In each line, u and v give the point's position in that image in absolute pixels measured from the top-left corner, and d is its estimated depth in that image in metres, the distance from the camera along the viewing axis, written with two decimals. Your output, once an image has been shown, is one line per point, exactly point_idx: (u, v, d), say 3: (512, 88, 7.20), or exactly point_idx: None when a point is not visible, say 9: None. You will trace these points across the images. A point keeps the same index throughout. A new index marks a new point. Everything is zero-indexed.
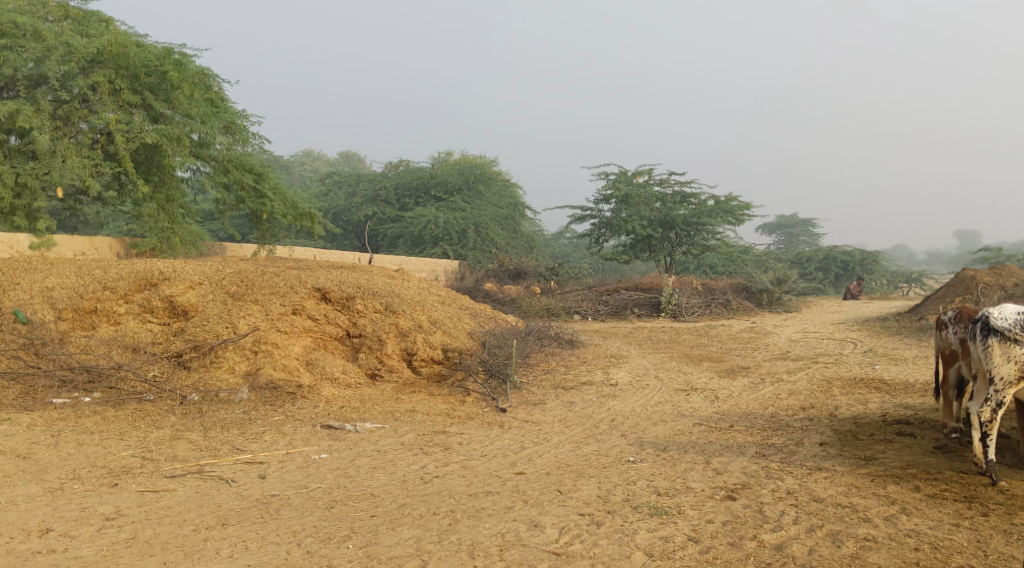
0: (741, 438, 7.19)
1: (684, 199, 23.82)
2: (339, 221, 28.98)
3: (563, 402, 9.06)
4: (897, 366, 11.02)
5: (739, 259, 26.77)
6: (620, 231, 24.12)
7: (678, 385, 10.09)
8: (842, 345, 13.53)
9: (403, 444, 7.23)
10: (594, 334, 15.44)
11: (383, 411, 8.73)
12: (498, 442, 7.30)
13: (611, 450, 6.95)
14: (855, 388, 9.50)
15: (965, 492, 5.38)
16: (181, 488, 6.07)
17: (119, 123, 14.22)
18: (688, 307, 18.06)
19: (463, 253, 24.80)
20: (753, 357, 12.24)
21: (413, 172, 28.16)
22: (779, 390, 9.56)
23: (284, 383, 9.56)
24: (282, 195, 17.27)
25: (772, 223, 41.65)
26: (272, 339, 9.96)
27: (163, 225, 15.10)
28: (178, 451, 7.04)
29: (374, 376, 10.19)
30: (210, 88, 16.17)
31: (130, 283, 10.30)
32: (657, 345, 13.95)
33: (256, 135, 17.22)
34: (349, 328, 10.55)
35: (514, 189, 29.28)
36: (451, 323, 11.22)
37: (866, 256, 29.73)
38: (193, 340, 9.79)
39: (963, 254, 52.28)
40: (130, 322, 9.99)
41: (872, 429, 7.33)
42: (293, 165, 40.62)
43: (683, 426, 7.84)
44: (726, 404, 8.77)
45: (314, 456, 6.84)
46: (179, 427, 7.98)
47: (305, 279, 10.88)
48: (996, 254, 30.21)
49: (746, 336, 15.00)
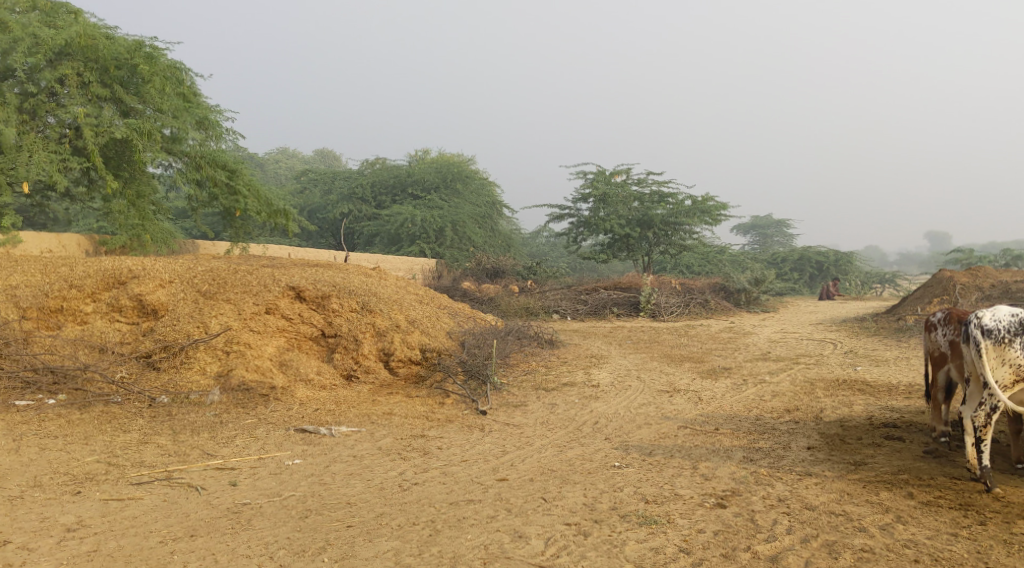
0: (727, 442, 7.03)
1: (662, 198, 23.75)
2: (315, 218, 28.66)
3: (545, 404, 8.87)
4: (879, 367, 10.93)
5: (716, 259, 26.77)
6: (598, 231, 24.00)
7: (660, 386, 9.91)
8: (822, 346, 13.46)
9: (380, 448, 7.00)
10: (573, 333, 15.26)
11: (359, 413, 8.48)
12: (479, 446, 7.09)
13: (595, 454, 6.76)
14: (839, 390, 9.38)
15: (960, 499, 5.26)
16: (147, 496, 5.80)
17: (89, 117, 13.84)
18: (667, 307, 17.96)
19: (440, 251, 24.55)
20: (734, 358, 12.13)
21: (390, 170, 27.87)
22: (762, 391, 9.42)
23: (257, 384, 9.27)
24: (257, 191, 16.88)
25: (747, 223, 41.79)
26: (245, 339, 9.68)
27: (133, 222, 14.74)
28: (144, 456, 6.75)
29: (350, 377, 9.95)
30: (183, 83, 15.79)
31: (98, 281, 9.97)
32: (637, 345, 13.81)
33: (230, 131, 16.86)
34: (324, 328, 10.29)
35: (492, 187, 29.07)
36: (429, 323, 10.98)
37: (841, 256, 29.88)
38: (163, 340, 9.50)
39: (934, 255, 52.84)
40: (97, 322, 9.69)
41: (860, 432, 7.21)
42: (268, 163, 40.17)
43: (668, 429, 7.67)
44: (710, 406, 8.62)
45: (287, 462, 6.60)
46: (147, 430, 7.69)
47: (279, 277, 10.59)
48: (969, 255, 30.47)
49: (726, 336, 14.90)
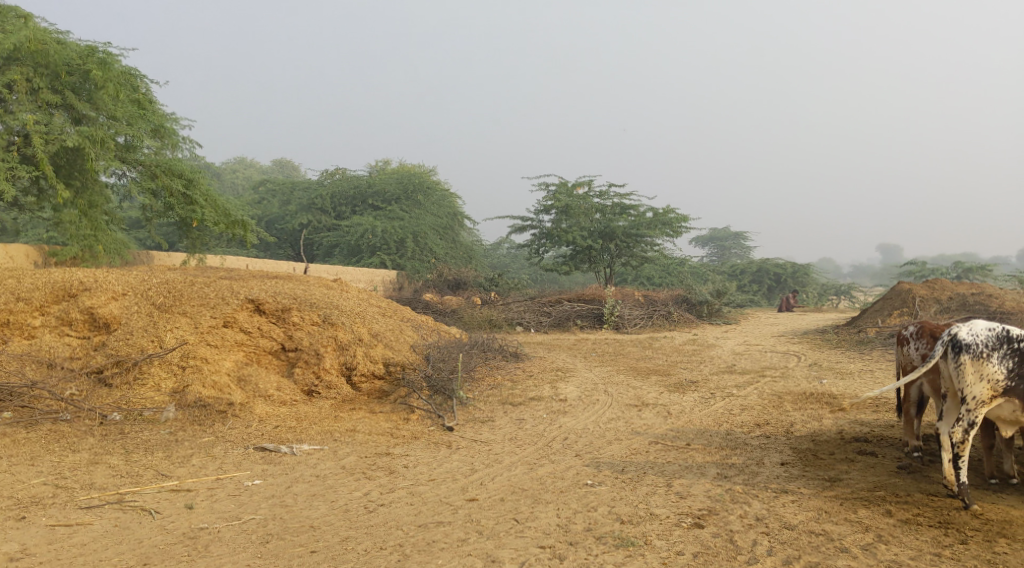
0: (700, 459, 6.97)
1: (623, 210, 23.80)
2: (272, 229, 28.16)
3: (513, 419, 8.70)
4: (844, 380, 10.94)
5: (677, 271, 26.86)
6: (560, 242, 23.90)
7: (628, 400, 9.80)
8: (786, 358, 13.47)
9: (344, 467, 6.75)
10: (537, 346, 15.10)
11: (321, 430, 8.21)
12: (447, 464, 6.89)
13: (567, 472, 6.63)
14: (807, 403, 9.36)
15: (939, 517, 5.44)
16: (97, 522, 5.48)
17: (38, 124, 13.38)
18: (630, 319, 17.91)
19: (401, 262, 24.26)
20: (700, 370, 12.06)
21: (349, 181, 27.50)
22: (730, 405, 9.37)
23: (214, 401, 8.97)
24: (214, 201, 16.40)
25: (705, 235, 42.11)
26: (201, 353, 9.36)
27: (85, 232, 14.31)
28: (94, 478, 6.42)
29: (311, 393, 9.68)
30: (137, 90, 15.38)
31: (47, 294, 9.59)
32: (602, 357, 13.70)
33: (187, 140, 16.47)
34: (284, 342, 9.98)
35: (453, 198, 28.86)
36: (392, 336, 10.76)
37: (797, 268, 30.23)
38: (115, 355, 9.14)
39: (887, 267, 53.83)
40: (45, 336, 9.30)
41: (831, 447, 7.22)
42: (225, 173, 39.42)
43: (639, 444, 7.56)
44: (680, 421, 8.53)
45: (247, 483, 6.31)
46: (98, 450, 7.35)
47: (237, 289, 10.26)
48: (922, 268, 30.97)
49: (689, 348, 14.86)
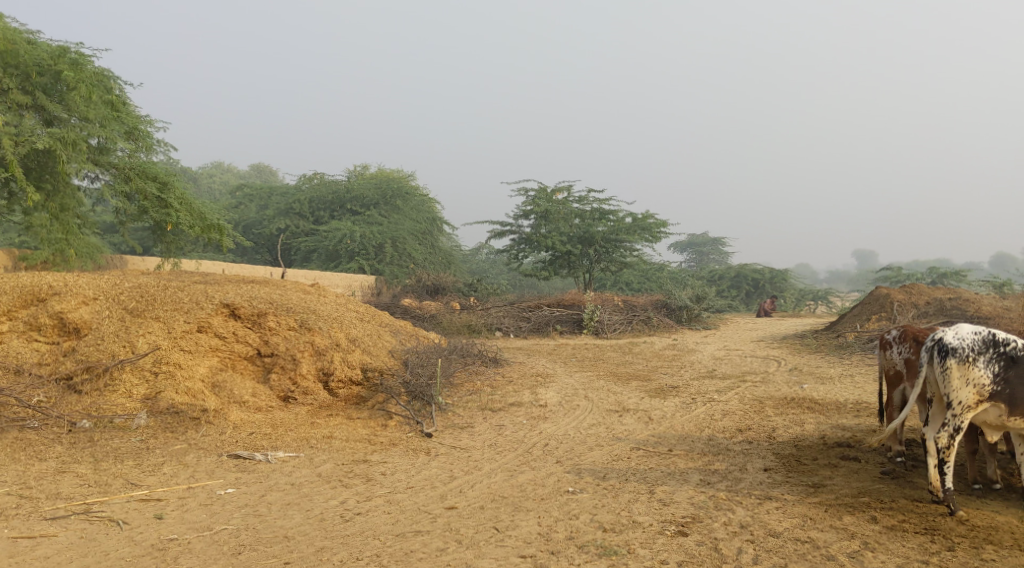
0: (682, 465, 6.89)
1: (602, 216, 23.80)
2: (249, 234, 27.87)
3: (492, 425, 8.58)
4: (824, 385, 10.92)
5: (656, 277, 26.87)
6: (539, 248, 23.83)
7: (609, 405, 9.71)
8: (766, 363, 13.44)
9: (320, 475, 6.60)
10: (517, 351, 14.99)
11: (297, 437, 8.04)
12: (425, 472, 6.75)
13: (548, 479, 6.52)
14: (788, 408, 9.31)
15: (925, 524, 5.44)
16: (62, 533, 5.29)
17: (8, 126, 13.10)
18: (610, 324, 17.83)
19: (379, 267, 24.08)
20: (680, 376, 11.99)
21: (327, 186, 27.26)
22: (712, 410, 9.30)
23: (187, 408, 8.78)
24: (189, 205, 16.10)
25: (684, 241, 42.24)
26: (175, 359, 9.16)
27: (57, 236, 14.05)
28: (60, 488, 6.22)
29: (287, 399, 9.51)
30: (111, 91, 15.12)
31: (15, 299, 9.35)
32: (582, 363, 13.61)
33: (162, 143, 16.23)
34: (260, 347, 9.81)
35: (431, 204, 28.73)
36: (370, 341, 10.60)
37: (775, 274, 30.34)
38: (85, 360, 8.93)
39: (863, 272, 54.34)
40: (13, 341, 9.07)
41: (814, 452, 7.18)
42: (202, 178, 39.01)
43: (621, 450, 7.47)
44: (661, 426, 8.45)
45: (219, 492, 6.14)
46: (66, 458, 7.14)
47: (212, 293, 10.06)
48: (898, 273, 31.21)
49: (669, 353, 14.81)
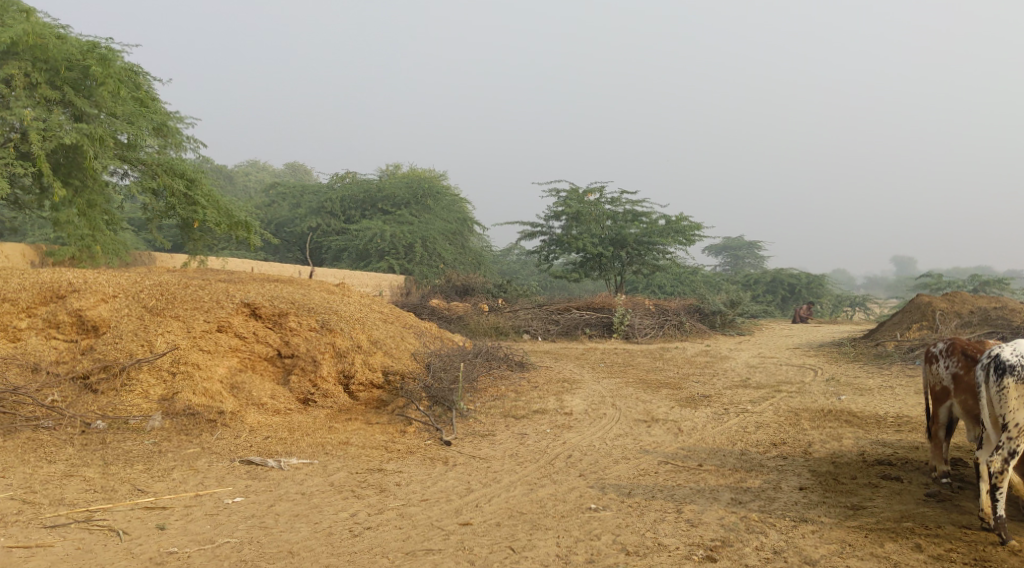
0: (712, 481, 6.53)
1: (635, 217, 23.38)
2: (281, 232, 27.81)
3: (514, 434, 8.28)
4: (864, 397, 10.43)
5: (689, 280, 26.37)
6: (570, 249, 23.46)
7: (636, 415, 9.35)
8: (802, 372, 12.98)
9: (332, 484, 6.34)
10: (544, 355, 14.65)
11: (313, 442, 7.78)
12: (442, 483, 6.46)
13: (569, 494, 6.20)
14: (825, 422, 8.87)
15: (973, 553, 5.09)
16: (59, 543, 5.12)
17: (35, 121, 13.09)
18: (640, 329, 17.46)
19: (409, 267, 23.91)
20: (712, 383, 11.58)
21: (359, 185, 27.13)
22: (745, 422, 8.89)
23: (204, 409, 8.59)
24: (216, 202, 16.02)
25: (718, 244, 41.58)
26: (193, 359, 8.97)
27: (83, 231, 13.96)
28: (64, 493, 6.02)
29: (307, 401, 9.28)
30: (140, 87, 15.09)
31: (34, 296, 9.22)
32: (611, 368, 13.24)
33: (192, 140, 16.16)
34: (281, 348, 9.59)
35: (462, 203, 28.49)
36: (393, 343, 10.35)
37: (812, 279, 29.70)
38: (103, 359, 8.76)
39: (901, 278, 53.19)
40: (31, 339, 8.93)
41: (853, 470, 6.77)
42: (236, 175, 39.14)
43: (648, 464, 7.13)
44: (691, 439, 8.08)
45: (226, 500, 5.90)
46: (75, 461, 6.96)
47: (233, 293, 9.86)
48: (938, 280, 30.36)
49: (702, 360, 14.39)
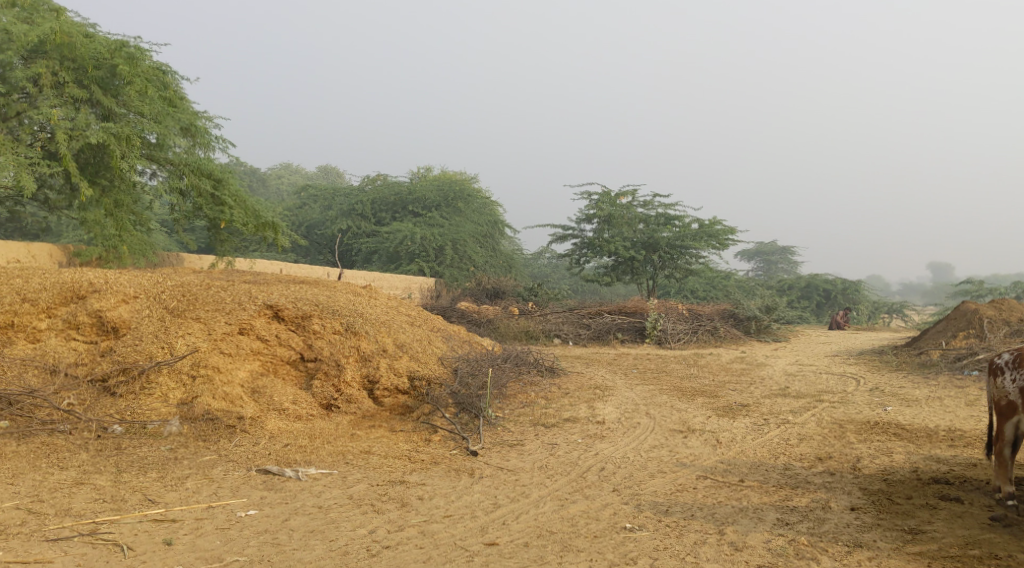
0: (756, 499, 6.11)
1: (668, 221, 22.88)
2: (312, 234, 27.72)
3: (544, 444, 7.90)
4: (912, 408, 9.88)
5: (722, 285, 25.81)
6: (602, 253, 23.00)
7: (672, 425, 8.92)
8: (844, 381, 12.43)
9: (351, 497, 6.01)
10: (575, 360, 14.26)
11: (333, 451, 7.47)
12: (467, 497, 6.10)
13: (602, 512, 5.84)
14: (873, 435, 8.37)
15: None
16: (60, 560, 4.91)
17: (63, 120, 13.01)
18: (674, 334, 16.96)
19: (439, 271, 23.67)
20: (750, 392, 11.10)
21: (390, 187, 26.92)
22: (787, 434, 8.43)
23: (223, 415, 8.34)
24: (243, 202, 15.86)
25: (751, 249, 40.88)
26: (214, 362, 8.71)
27: (110, 232, 13.79)
28: (73, 502, 5.76)
29: (330, 407, 8.99)
30: (168, 86, 14.95)
31: (55, 295, 8.97)
32: (644, 375, 12.80)
33: (220, 140, 15.99)
34: (304, 351, 9.30)
35: (493, 206, 28.21)
36: (419, 348, 10.05)
37: (848, 285, 28.98)
38: (121, 362, 8.52)
39: (939, 286, 51.97)
40: (50, 340, 8.70)
41: (909, 489, 6.29)
42: (269, 178, 39.18)
43: (686, 479, 6.71)
44: (731, 452, 7.63)
45: (240, 513, 5.61)
46: (88, 468, 6.71)
47: (255, 294, 9.60)
48: (980, 287, 29.45)
49: (738, 367, 13.90)
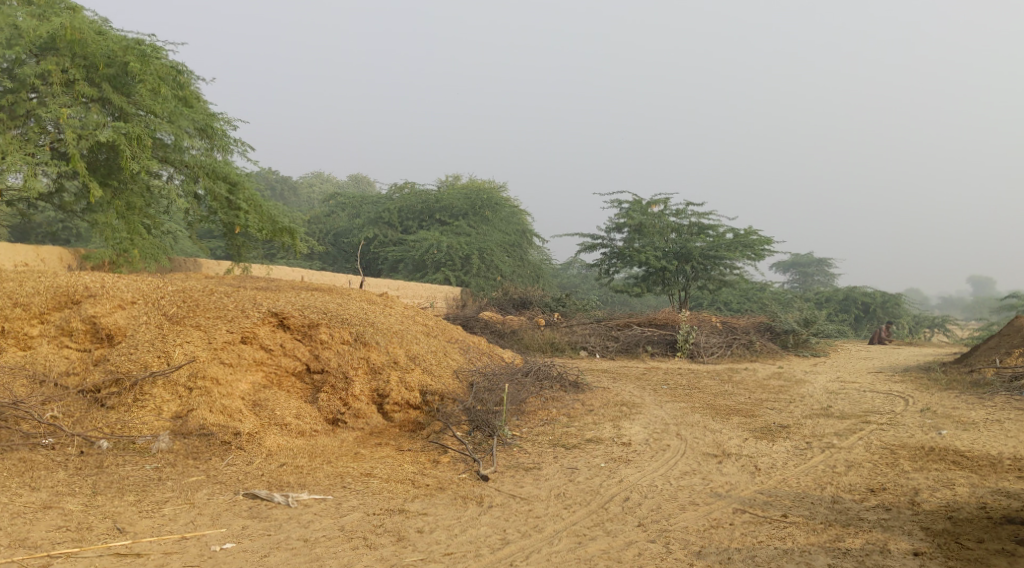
0: (801, 538, 5.37)
1: (700, 231, 22.16)
2: (339, 243, 27.25)
3: (563, 468, 7.19)
4: (969, 432, 8.99)
5: (757, 298, 24.96)
6: (632, 262, 22.22)
7: (705, 448, 8.15)
8: (891, 401, 11.55)
9: (343, 528, 5.40)
10: (602, 374, 13.53)
11: (332, 473, 6.81)
12: (473, 531, 5.45)
13: (625, 553, 5.20)
14: (930, 463, 7.53)
15: None
16: None
17: (73, 118, 12.60)
18: (706, 347, 16.17)
19: (466, 279, 23.01)
20: (790, 411, 10.29)
21: (417, 195, 26.35)
22: (833, 460, 7.63)
23: (219, 430, 7.73)
24: (259, 207, 15.32)
25: (787, 261, 39.85)
26: (213, 373, 8.10)
27: (120, 234, 13.27)
28: (32, 530, 5.20)
29: (336, 422, 8.36)
30: (184, 86, 14.50)
31: (48, 300, 8.41)
32: (676, 391, 12.01)
33: (238, 143, 15.51)
34: (309, 362, 8.69)
35: (521, 215, 27.60)
36: (432, 361, 9.44)
37: (888, 298, 27.98)
38: (114, 371, 7.93)
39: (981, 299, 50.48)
40: (41, 347, 8.13)
41: (979, 528, 5.54)
42: (300, 187, 38.86)
43: (721, 511, 5.98)
44: (772, 480, 6.86)
45: (214, 546, 5.13)
46: (62, 489, 6.14)
47: (260, 301, 9.02)
48: None
49: (776, 384, 13.07)
